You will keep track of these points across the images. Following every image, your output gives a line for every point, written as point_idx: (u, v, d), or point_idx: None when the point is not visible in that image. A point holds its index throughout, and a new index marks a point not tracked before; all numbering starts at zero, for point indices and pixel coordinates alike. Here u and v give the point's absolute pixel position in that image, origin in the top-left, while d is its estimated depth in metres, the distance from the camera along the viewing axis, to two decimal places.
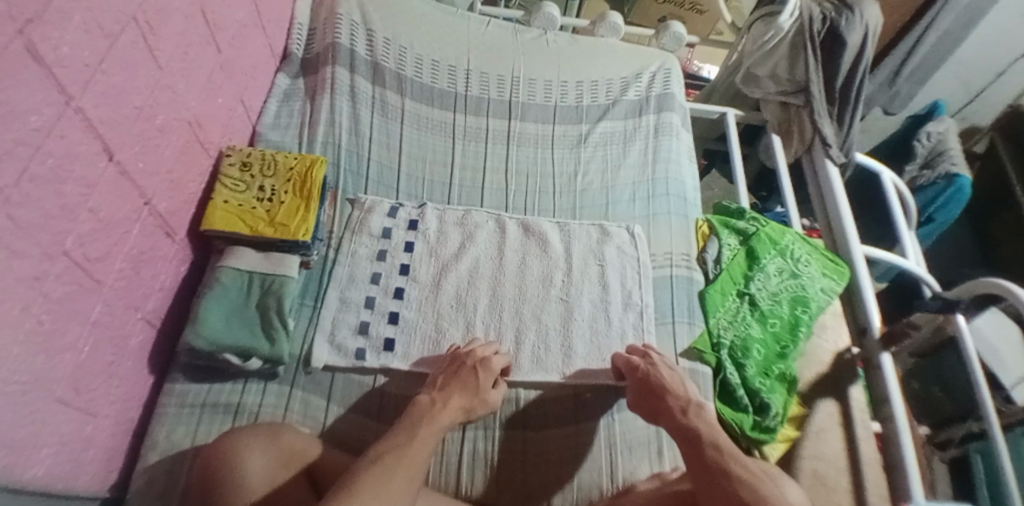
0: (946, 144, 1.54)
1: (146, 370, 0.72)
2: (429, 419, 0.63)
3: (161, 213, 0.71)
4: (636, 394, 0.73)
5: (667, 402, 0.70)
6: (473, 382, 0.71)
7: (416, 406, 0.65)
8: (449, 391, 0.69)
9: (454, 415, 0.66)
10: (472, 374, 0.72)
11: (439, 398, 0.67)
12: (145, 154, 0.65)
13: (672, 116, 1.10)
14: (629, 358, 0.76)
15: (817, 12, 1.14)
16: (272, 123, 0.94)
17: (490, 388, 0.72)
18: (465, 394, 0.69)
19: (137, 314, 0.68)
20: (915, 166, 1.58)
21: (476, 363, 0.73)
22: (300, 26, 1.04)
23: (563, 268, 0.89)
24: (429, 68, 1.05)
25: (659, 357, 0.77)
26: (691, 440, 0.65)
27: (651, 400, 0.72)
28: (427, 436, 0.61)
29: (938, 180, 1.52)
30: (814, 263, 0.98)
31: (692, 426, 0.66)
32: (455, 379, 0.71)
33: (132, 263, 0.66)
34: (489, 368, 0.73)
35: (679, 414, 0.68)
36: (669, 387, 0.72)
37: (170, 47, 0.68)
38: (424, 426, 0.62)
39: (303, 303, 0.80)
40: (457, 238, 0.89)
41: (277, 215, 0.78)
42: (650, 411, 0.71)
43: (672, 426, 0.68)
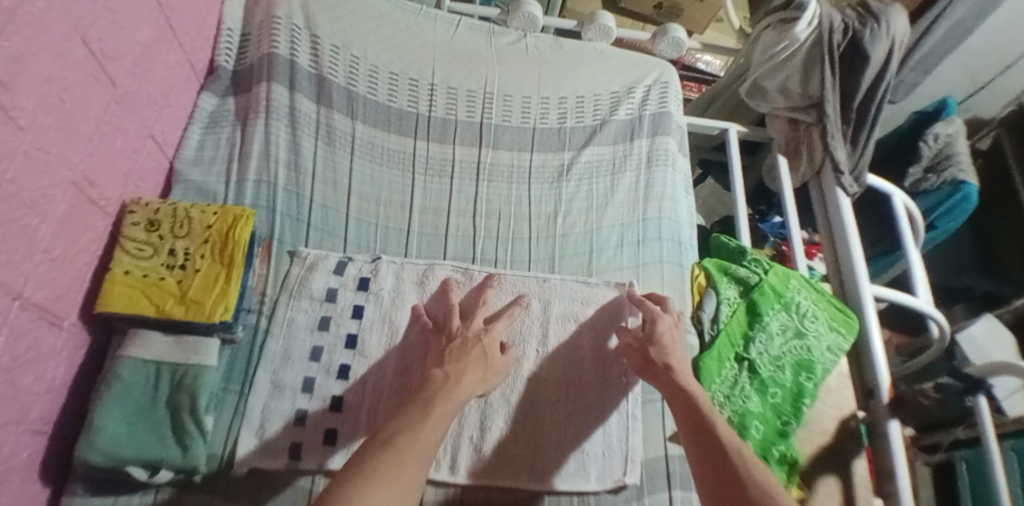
0: (954, 148, 1.33)
1: (38, 484, 0.61)
2: (444, 395, 0.59)
3: (40, 303, 0.57)
4: (646, 339, 0.72)
5: (672, 365, 0.68)
6: (481, 351, 0.66)
7: (430, 381, 0.61)
8: (460, 364, 0.63)
9: (471, 389, 0.62)
10: (477, 343, 0.67)
11: (452, 373, 0.62)
12: (10, 239, 0.52)
13: (667, 141, 0.95)
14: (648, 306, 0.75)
15: (839, 20, 1.00)
16: (194, 158, 0.79)
17: (497, 356, 0.67)
18: (476, 366, 0.64)
19: (18, 429, 0.56)
20: (919, 169, 1.37)
21: (482, 333, 0.68)
22: (230, 33, 0.88)
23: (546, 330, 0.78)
24: (387, 81, 0.89)
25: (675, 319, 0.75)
26: (694, 407, 0.63)
27: (653, 349, 0.70)
28: (445, 409, 0.57)
29: (943, 187, 1.34)
30: (822, 317, 0.86)
31: (693, 392, 0.64)
32: (465, 350, 0.66)
33: (7, 373, 0.53)
34: (489, 332, 0.69)
35: (684, 375, 0.67)
36: (677, 356, 0.70)
37: (34, 99, 0.53)
38: (441, 400, 0.58)
39: (226, 390, 0.68)
40: (416, 298, 0.76)
41: (191, 288, 0.65)
42: (651, 363, 0.70)
43: (666, 384, 0.67)
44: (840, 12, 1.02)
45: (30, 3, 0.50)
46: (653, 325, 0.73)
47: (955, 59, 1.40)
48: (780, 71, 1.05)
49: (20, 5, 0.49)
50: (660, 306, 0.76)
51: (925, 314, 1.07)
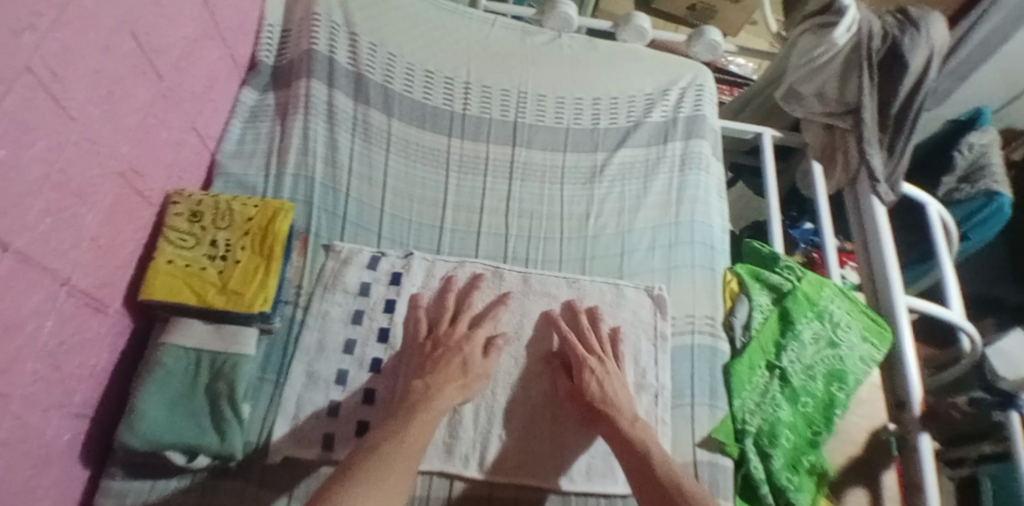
0: (989, 158, 1.29)
1: (78, 467, 0.63)
2: (425, 405, 0.62)
3: (86, 290, 0.59)
4: (574, 389, 0.70)
5: (609, 415, 0.67)
6: (459, 362, 0.67)
7: (410, 394, 0.63)
8: (441, 375, 0.65)
9: (451, 398, 0.64)
10: (457, 352, 0.68)
11: (433, 383, 0.64)
12: (58, 227, 0.53)
13: (701, 145, 0.94)
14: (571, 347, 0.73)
15: (877, 26, 0.99)
16: (234, 151, 0.81)
17: (479, 360, 0.69)
18: (455, 376, 0.66)
19: (62, 411, 0.58)
20: (953, 178, 1.34)
21: (464, 341, 0.69)
22: (271, 29, 0.90)
23: (534, 340, 0.76)
24: (423, 80, 0.90)
25: (598, 362, 0.72)
26: (637, 455, 0.64)
27: (592, 397, 0.69)
28: (425, 420, 0.60)
29: (976, 197, 1.30)
30: (856, 326, 0.85)
31: (635, 438, 0.65)
32: (444, 361, 0.67)
33: (51, 359, 0.55)
34: (471, 339, 0.70)
35: (625, 425, 0.66)
36: (613, 399, 0.69)
37: (84, 91, 0.54)
38: (423, 410, 0.61)
39: (263, 379, 0.69)
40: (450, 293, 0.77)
41: (232, 279, 0.66)
42: (591, 412, 0.69)
43: (611, 435, 0.66)
44: (878, 19, 1.01)
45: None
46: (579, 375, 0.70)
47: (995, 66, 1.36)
48: (817, 75, 1.04)
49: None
50: (585, 347, 0.74)
51: (954, 325, 1.04)
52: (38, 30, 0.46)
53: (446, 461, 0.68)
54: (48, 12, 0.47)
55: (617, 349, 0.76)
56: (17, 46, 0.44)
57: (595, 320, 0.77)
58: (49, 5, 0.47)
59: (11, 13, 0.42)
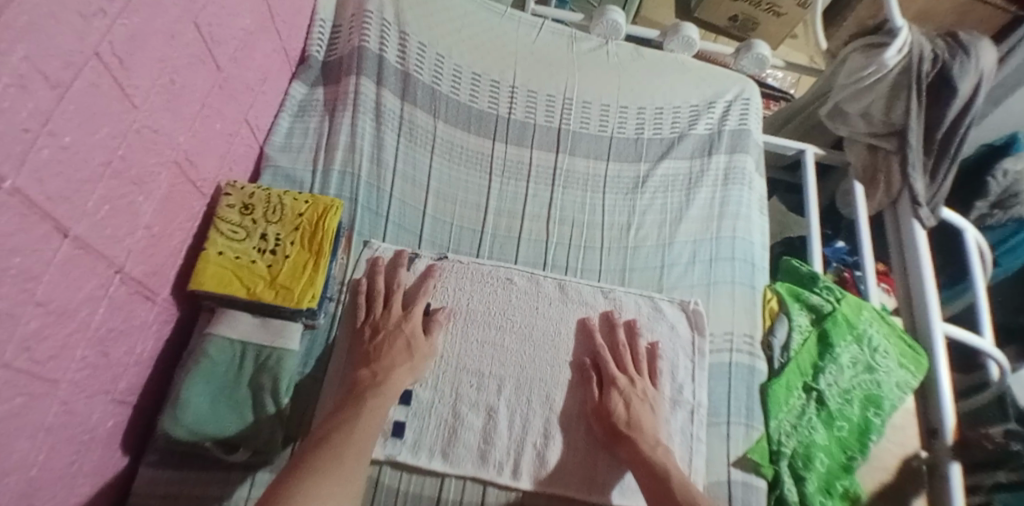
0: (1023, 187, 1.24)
1: (117, 453, 0.63)
2: (375, 390, 0.63)
3: (138, 278, 0.60)
4: (596, 408, 0.71)
5: (631, 437, 0.68)
6: (403, 342, 0.68)
7: (358, 381, 0.64)
8: (385, 360, 0.66)
9: (402, 378, 0.66)
10: (399, 333, 0.69)
11: (379, 370, 0.65)
12: (115, 215, 0.54)
13: (745, 160, 0.93)
14: (608, 370, 0.72)
15: (929, 49, 0.98)
16: (283, 145, 0.81)
17: (421, 341, 0.70)
18: (403, 357, 0.67)
19: (107, 397, 0.59)
20: (985, 204, 1.29)
21: (402, 321, 0.70)
22: (322, 24, 0.90)
23: (574, 349, 0.76)
24: (470, 82, 0.90)
25: (643, 387, 0.73)
26: (655, 476, 0.64)
27: (618, 420, 0.69)
28: (374, 406, 0.61)
29: (1008, 223, 1.33)
30: (893, 352, 0.84)
31: (657, 461, 0.65)
32: (386, 346, 0.67)
33: (100, 345, 0.55)
34: (410, 318, 0.70)
35: (647, 450, 0.67)
36: (642, 425, 0.69)
37: (148, 79, 0.54)
38: (373, 396, 0.62)
39: (302, 375, 0.69)
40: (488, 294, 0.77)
41: (280, 274, 0.66)
42: (614, 433, 0.69)
43: (634, 461, 0.66)
44: (929, 41, 0.99)
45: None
46: (611, 393, 0.71)
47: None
48: (865, 95, 1.02)
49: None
50: (618, 365, 0.74)
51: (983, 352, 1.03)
52: (107, 16, 0.46)
53: (480, 467, 0.67)
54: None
55: (655, 365, 0.76)
56: (84, 30, 0.44)
57: (632, 335, 0.77)
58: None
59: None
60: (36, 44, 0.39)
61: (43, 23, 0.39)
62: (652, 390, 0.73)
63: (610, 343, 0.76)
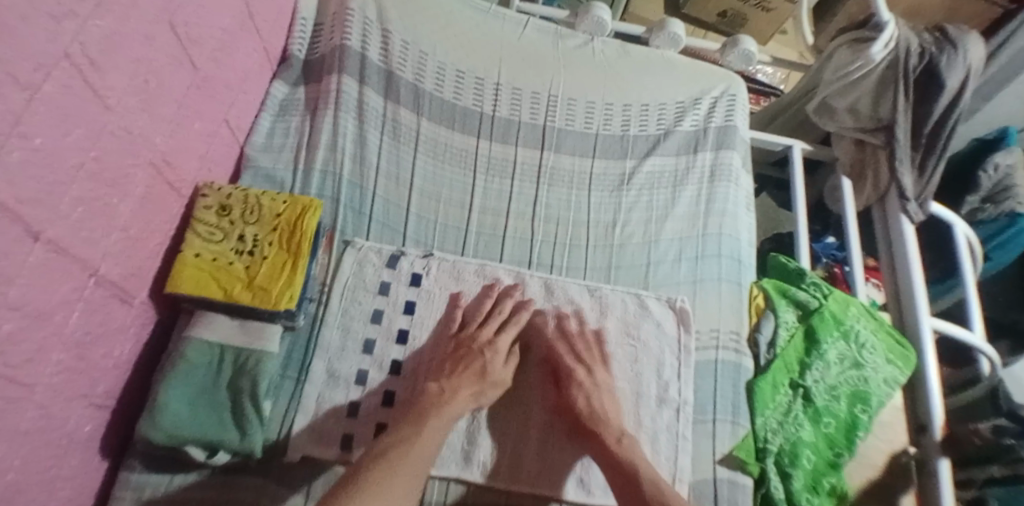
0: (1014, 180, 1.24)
1: (97, 458, 0.63)
2: (438, 410, 0.64)
3: (115, 280, 0.59)
4: (561, 402, 0.71)
5: (599, 431, 0.67)
6: (479, 366, 0.69)
7: (427, 395, 0.66)
8: (456, 378, 0.67)
9: (465, 404, 0.66)
10: (479, 356, 0.70)
11: (448, 387, 0.67)
12: (91, 217, 0.53)
13: (731, 156, 0.93)
14: (568, 364, 0.71)
15: (916, 44, 0.97)
16: (264, 144, 0.81)
17: (499, 367, 0.70)
18: (472, 381, 0.67)
19: (84, 401, 0.58)
20: (976, 198, 1.29)
21: (485, 346, 0.71)
22: (304, 22, 0.89)
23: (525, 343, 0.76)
24: (454, 79, 0.90)
25: (603, 379, 0.72)
26: (625, 475, 0.64)
27: (580, 413, 0.68)
28: (435, 426, 0.62)
29: (999, 218, 1.30)
30: (881, 348, 0.83)
31: (619, 457, 0.65)
32: (463, 365, 0.69)
33: (77, 348, 0.55)
34: (495, 345, 0.71)
35: (611, 443, 0.66)
36: (608, 415, 0.69)
37: (123, 80, 0.54)
38: (434, 415, 0.63)
39: (284, 377, 0.69)
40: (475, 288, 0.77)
41: (258, 275, 0.66)
42: (579, 428, 0.69)
43: (601, 455, 0.66)
44: (916, 36, 0.99)
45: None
46: (570, 386, 0.70)
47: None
48: (851, 90, 1.02)
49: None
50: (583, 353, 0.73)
51: (974, 347, 1.03)
52: (78, 17, 0.46)
53: (464, 469, 0.67)
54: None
55: (603, 350, 0.75)
56: (56, 33, 0.43)
57: (582, 324, 0.76)
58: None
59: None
60: (6, 45, 0.38)
61: (16, 25, 0.39)
62: (608, 378, 0.73)
63: (558, 332, 0.75)
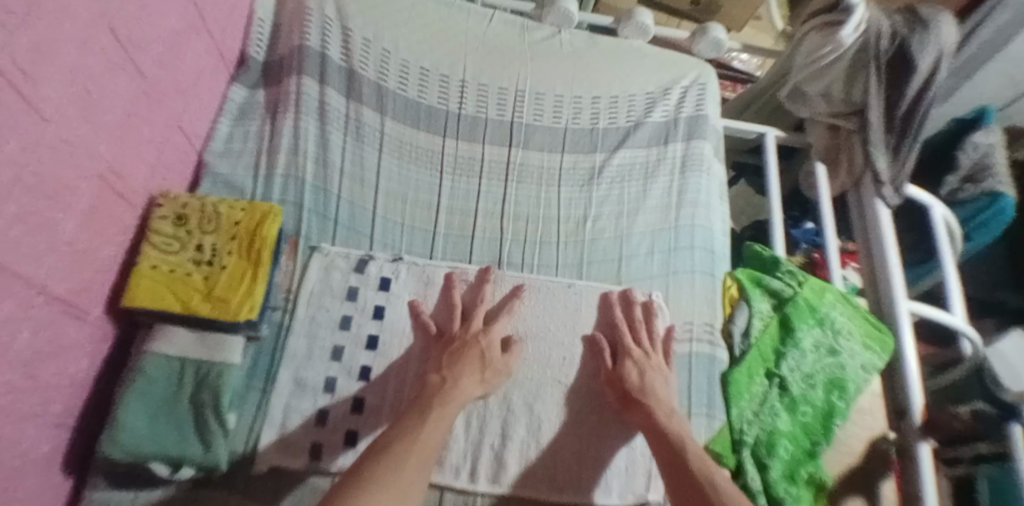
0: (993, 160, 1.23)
1: (57, 475, 0.60)
2: (444, 397, 0.63)
3: (63, 295, 0.57)
4: (611, 379, 0.71)
5: (648, 406, 0.67)
6: (477, 353, 0.68)
7: (428, 386, 0.64)
8: (458, 366, 0.66)
9: (470, 389, 0.65)
10: (474, 344, 0.69)
11: (449, 376, 0.65)
12: (32, 232, 0.51)
13: (703, 146, 0.92)
14: (625, 339, 0.74)
15: (887, 26, 0.95)
16: (222, 150, 0.80)
17: (496, 356, 0.69)
18: (473, 370, 0.66)
19: (39, 421, 0.56)
20: (956, 178, 1.28)
21: (480, 333, 0.71)
22: (261, 23, 0.88)
23: (595, 324, 0.77)
24: (418, 76, 0.88)
25: (660, 362, 0.73)
26: (672, 447, 0.63)
27: (630, 385, 0.69)
28: (441, 414, 0.60)
29: (979, 197, 1.26)
30: (857, 334, 0.83)
31: (672, 433, 0.64)
32: (461, 351, 0.68)
33: (26, 367, 0.53)
34: (489, 333, 0.71)
35: (662, 418, 0.66)
36: (656, 392, 0.69)
37: (59, 90, 0.52)
38: (438, 405, 0.61)
39: (249, 387, 0.67)
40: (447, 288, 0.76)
41: (217, 286, 0.64)
42: (630, 401, 0.68)
43: (650, 429, 0.66)
44: (887, 17, 0.97)
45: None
46: (620, 370, 0.71)
47: (1004, 65, 1.29)
48: (823, 76, 1.01)
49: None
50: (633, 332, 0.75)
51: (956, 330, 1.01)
52: (9, 30, 0.43)
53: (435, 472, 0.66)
54: (20, 9, 0.44)
55: (669, 345, 0.75)
56: None
57: (649, 314, 0.77)
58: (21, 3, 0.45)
59: None
60: None
61: None
62: (665, 367, 0.73)
63: (628, 318, 0.77)
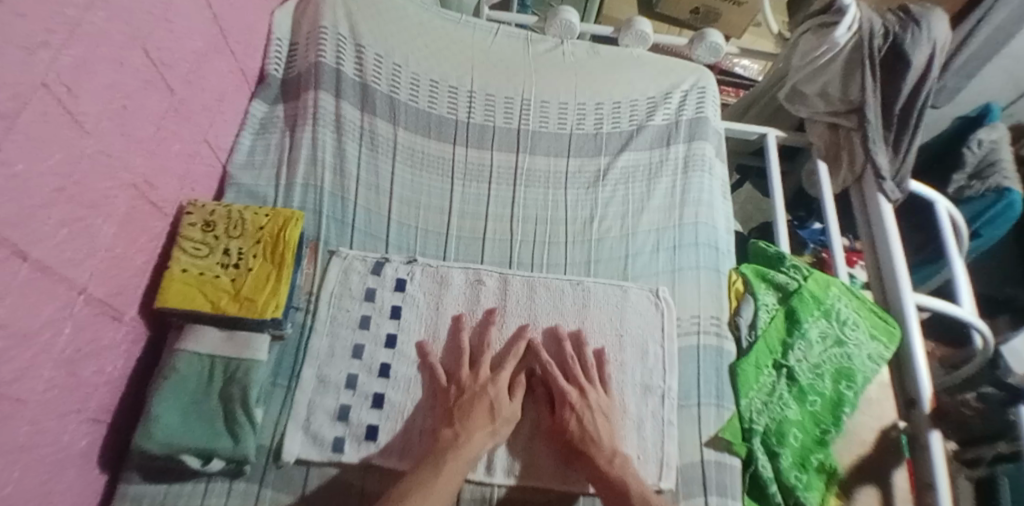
0: (999, 155, 1.25)
1: (94, 470, 0.64)
2: (455, 452, 0.63)
3: (102, 298, 0.61)
4: (549, 425, 0.71)
5: (594, 453, 0.67)
6: (485, 404, 0.68)
7: (440, 440, 0.65)
8: (470, 419, 0.67)
9: (481, 443, 0.66)
10: (483, 394, 0.69)
11: (462, 430, 0.66)
12: (74, 238, 0.55)
13: (704, 147, 0.95)
14: (563, 389, 0.71)
15: (879, 24, 0.99)
16: (245, 162, 0.84)
17: (505, 404, 0.69)
18: (484, 421, 0.67)
19: (78, 417, 0.59)
20: (962, 176, 1.30)
21: (488, 382, 0.70)
22: (279, 43, 0.93)
23: (523, 358, 0.75)
24: (427, 89, 0.93)
25: (596, 398, 0.72)
26: (622, 494, 0.64)
27: (571, 436, 0.68)
28: (454, 468, 0.62)
29: (987, 194, 1.26)
30: (863, 325, 0.84)
31: (614, 478, 0.65)
32: (470, 405, 0.68)
33: (67, 365, 0.56)
34: (496, 381, 0.70)
35: (603, 466, 0.66)
36: (598, 437, 0.68)
37: (98, 105, 0.56)
38: (452, 458, 0.63)
39: (274, 385, 0.71)
40: (461, 286, 0.79)
41: (244, 287, 0.68)
42: (571, 451, 0.69)
43: (596, 478, 0.66)
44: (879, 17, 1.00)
45: (93, 14, 0.53)
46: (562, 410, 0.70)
47: (1004, 62, 1.30)
48: (820, 75, 1.04)
49: (84, 16, 0.52)
50: (555, 359, 0.75)
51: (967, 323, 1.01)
52: (50, 47, 0.48)
53: None
54: (60, 29, 0.49)
55: (603, 372, 0.75)
56: (31, 63, 0.46)
57: (580, 345, 0.76)
58: (62, 24, 0.49)
59: (21, 32, 0.44)
60: None
61: None
62: (604, 398, 0.73)
63: (560, 357, 0.76)
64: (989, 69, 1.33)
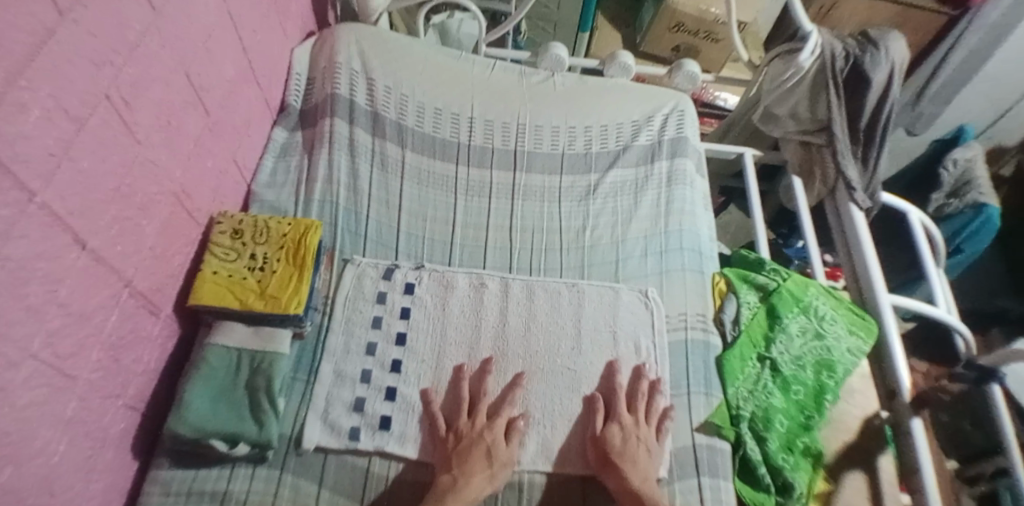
0: (974, 173, 1.33)
1: (128, 456, 0.68)
2: (455, 494, 0.65)
3: (144, 292, 0.68)
4: (597, 455, 0.73)
5: (622, 470, 0.70)
6: (483, 449, 0.70)
7: (439, 484, 0.67)
8: (468, 464, 0.68)
9: (481, 487, 0.67)
10: (480, 441, 0.71)
11: (460, 474, 0.67)
12: (123, 234, 0.62)
13: (685, 163, 1.04)
14: (621, 415, 0.76)
15: (841, 48, 1.09)
16: (268, 182, 0.93)
17: (503, 448, 0.71)
18: (482, 465, 0.68)
19: (118, 401, 0.65)
20: (941, 194, 1.37)
21: (485, 429, 0.72)
22: (298, 77, 1.04)
23: (597, 387, 0.80)
24: (432, 117, 1.02)
25: (649, 432, 0.76)
26: None
27: (611, 449, 0.72)
28: None
29: (965, 210, 1.33)
30: (841, 320, 0.89)
31: (645, 495, 0.68)
32: (467, 451, 0.69)
33: (111, 349, 0.62)
34: (493, 427, 0.73)
35: (636, 483, 0.69)
36: (624, 458, 0.71)
37: (149, 119, 0.65)
38: (452, 501, 0.64)
39: (294, 379, 0.77)
40: (465, 292, 0.86)
41: (269, 286, 0.75)
42: (603, 458, 0.72)
43: (620, 490, 0.69)
44: (839, 42, 1.11)
45: (148, 42, 0.63)
46: (600, 445, 0.73)
47: (975, 85, 1.41)
48: (790, 97, 1.15)
49: (141, 43, 0.61)
50: (631, 390, 0.80)
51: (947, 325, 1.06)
52: (115, 65, 0.57)
53: None
54: (123, 50, 0.58)
55: (664, 423, 0.77)
56: (100, 77, 0.55)
57: (653, 393, 0.80)
58: (124, 47, 0.58)
59: (92, 50, 0.53)
60: (58, 87, 0.49)
61: (64, 69, 0.50)
62: (653, 440, 0.75)
63: (631, 390, 0.80)
64: (965, 93, 1.44)
